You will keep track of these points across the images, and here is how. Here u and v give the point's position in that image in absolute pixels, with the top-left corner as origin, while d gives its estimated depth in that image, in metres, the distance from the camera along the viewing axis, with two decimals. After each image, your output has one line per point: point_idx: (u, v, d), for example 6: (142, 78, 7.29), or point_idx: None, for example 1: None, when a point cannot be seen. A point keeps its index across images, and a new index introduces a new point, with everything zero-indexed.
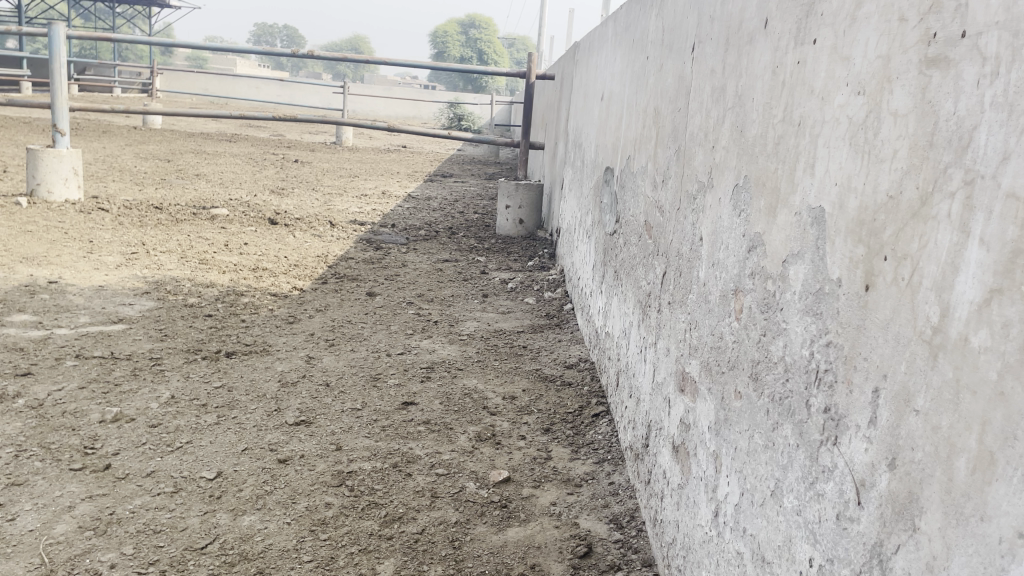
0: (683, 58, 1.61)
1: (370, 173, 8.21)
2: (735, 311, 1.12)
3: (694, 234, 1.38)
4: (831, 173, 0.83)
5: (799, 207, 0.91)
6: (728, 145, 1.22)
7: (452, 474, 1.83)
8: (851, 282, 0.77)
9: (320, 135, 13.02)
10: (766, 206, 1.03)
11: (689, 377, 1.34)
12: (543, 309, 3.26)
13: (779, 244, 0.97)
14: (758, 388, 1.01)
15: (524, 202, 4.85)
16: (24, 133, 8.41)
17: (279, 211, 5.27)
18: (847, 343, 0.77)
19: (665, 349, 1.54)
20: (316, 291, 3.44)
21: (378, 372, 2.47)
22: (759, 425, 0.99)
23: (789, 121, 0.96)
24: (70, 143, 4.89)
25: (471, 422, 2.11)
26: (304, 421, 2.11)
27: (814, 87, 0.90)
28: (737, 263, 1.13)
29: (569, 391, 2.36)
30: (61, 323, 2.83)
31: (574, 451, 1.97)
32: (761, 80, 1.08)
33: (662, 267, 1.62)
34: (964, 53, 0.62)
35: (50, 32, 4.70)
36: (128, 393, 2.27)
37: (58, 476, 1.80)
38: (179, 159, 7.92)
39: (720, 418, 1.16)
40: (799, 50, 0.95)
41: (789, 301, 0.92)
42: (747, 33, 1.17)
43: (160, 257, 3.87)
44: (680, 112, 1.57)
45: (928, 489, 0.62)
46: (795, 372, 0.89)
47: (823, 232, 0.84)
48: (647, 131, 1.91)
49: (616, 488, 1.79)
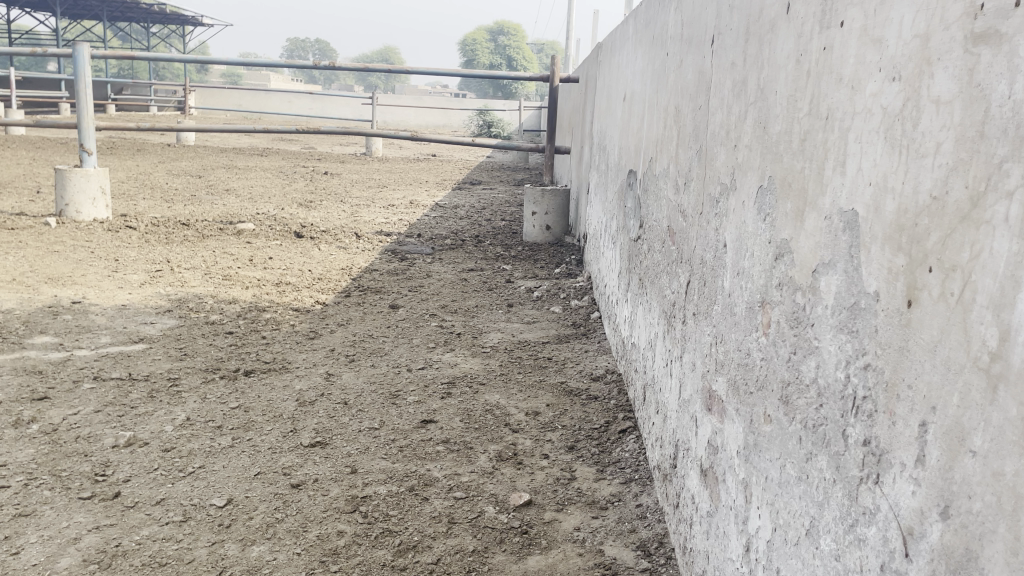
0: (702, 52, 1.51)
1: (397, 182, 8.17)
2: (763, 325, 1.01)
3: (717, 240, 1.28)
4: (863, 171, 0.73)
5: (829, 210, 0.81)
6: (751, 143, 1.12)
7: (471, 498, 1.74)
8: (890, 298, 0.67)
9: (351, 146, 13.10)
10: (793, 210, 0.92)
11: (716, 396, 1.24)
12: (569, 318, 3.17)
13: (808, 251, 0.86)
14: (788, 412, 0.91)
15: (550, 208, 4.76)
16: (60, 154, 8.54)
17: (305, 224, 5.24)
18: (888, 367, 0.67)
19: (691, 364, 1.43)
20: (338, 305, 3.38)
21: (397, 389, 2.39)
22: (791, 454, 0.89)
23: (816, 114, 0.86)
24: (97, 163, 4.90)
25: (492, 440, 2.03)
26: (319, 442, 2.03)
27: (842, 75, 0.80)
28: (764, 272, 1.03)
29: (595, 405, 2.26)
30: (81, 344, 2.80)
31: (599, 470, 1.87)
32: (784, 71, 0.99)
33: (685, 275, 1.52)
34: (1018, 25, 0.52)
35: (75, 52, 4.71)
36: (143, 416, 2.22)
37: (67, 505, 1.74)
38: (210, 175, 7.98)
39: (748, 442, 1.06)
40: (824, 35, 0.85)
41: (821, 316, 0.82)
42: (768, 21, 1.07)
43: (184, 274, 3.84)
44: (701, 109, 1.47)
45: (990, 550, 0.52)
46: (830, 398, 0.79)
47: (857, 239, 0.74)
48: (668, 131, 1.81)
49: (644, 511, 1.69)
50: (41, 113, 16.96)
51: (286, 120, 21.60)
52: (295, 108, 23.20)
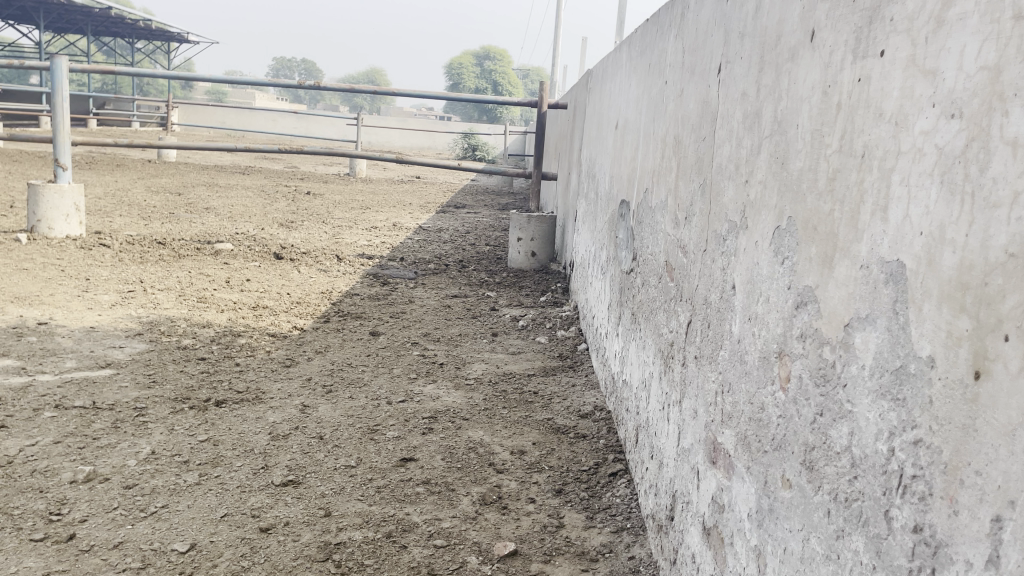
0: (706, 80, 1.43)
1: (381, 204, 8.07)
2: (781, 379, 0.93)
3: (725, 281, 1.19)
4: (912, 219, 0.65)
5: (865, 258, 0.73)
6: (766, 179, 1.03)
7: (452, 546, 1.64)
8: (950, 366, 0.58)
9: (334, 166, 13.03)
10: (818, 255, 0.84)
11: (722, 449, 1.15)
12: (555, 350, 3.07)
13: (839, 302, 0.78)
14: (813, 480, 0.82)
15: (536, 234, 4.67)
16: (36, 168, 8.38)
17: (285, 245, 5.12)
18: (947, 446, 0.58)
19: (692, 411, 1.34)
20: (316, 331, 3.27)
21: (376, 424, 2.28)
22: (816, 529, 0.80)
23: (848, 151, 0.78)
24: (71, 178, 4.77)
25: (475, 482, 1.92)
26: (291, 481, 1.92)
27: (882, 110, 0.72)
28: (781, 321, 0.94)
29: (584, 444, 2.16)
30: (45, 368, 2.67)
31: (589, 517, 1.77)
32: (808, 102, 0.90)
33: (686, 314, 1.43)
34: None
35: (52, 65, 4.59)
36: (105, 449, 2.09)
37: (16, 548, 1.61)
38: (189, 192, 7.84)
39: (762, 506, 0.96)
40: (859, 65, 0.77)
41: (855, 376, 0.73)
42: (788, 48, 0.99)
43: (157, 296, 3.71)
44: (705, 140, 1.39)
45: None
46: (867, 470, 0.70)
47: (901, 294, 0.66)
48: (666, 162, 1.74)
49: (637, 564, 1.59)
50: (21, 127, 16.73)
51: (270, 140, 21.52)
52: (278, 126, 23.04)
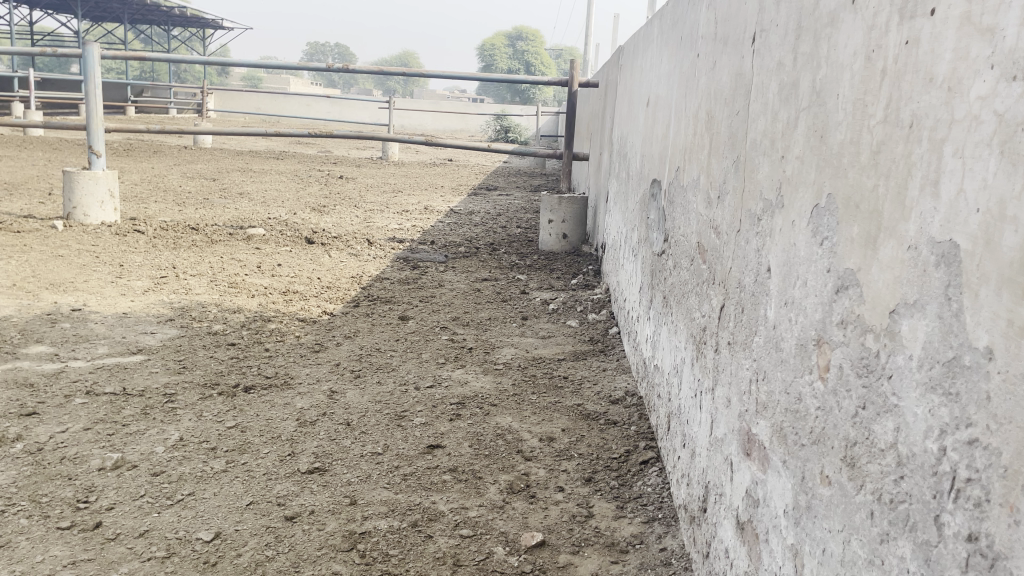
0: (739, 51, 1.36)
1: (414, 187, 8.05)
2: (820, 368, 0.87)
3: (759, 263, 1.13)
4: (967, 194, 0.59)
5: (913, 239, 0.66)
6: (804, 155, 0.97)
7: (478, 536, 1.60)
8: (1011, 360, 0.53)
9: (368, 150, 13.05)
10: (861, 234, 0.78)
11: (756, 441, 1.09)
12: (586, 334, 3.02)
13: (883, 287, 0.72)
14: (854, 478, 0.76)
15: (568, 216, 4.60)
16: (75, 155, 8.48)
17: (316, 229, 5.11)
18: (1008, 447, 0.53)
19: (725, 400, 1.28)
20: (346, 316, 3.25)
21: (404, 410, 2.24)
22: (858, 531, 0.74)
23: (894, 122, 0.72)
24: (106, 165, 4.80)
25: (503, 470, 1.88)
26: (317, 468, 1.90)
27: (933, 74, 0.65)
28: (820, 306, 0.88)
29: (615, 431, 2.11)
30: (77, 355, 2.68)
31: (619, 506, 1.73)
32: (850, 70, 0.84)
33: (719, 298, 1.37)
34: None
35: (85, 52, 4.61)
36: (134, 436, 2.08)
37: (43, 536, 1.61)
38: (224, 178, 7.88)
39: (799, 503, 0.91)
40: (906, 26, 0.71)
41: (902, 367, 0.67)
42: (828, 12, 0.92)
43: (189, 281, 3.72)
44: (739, 115, 1.32)
45: None
46: (915, 472, 0.64)
47: (953, 278, 0.60)
48: (698, 139, 1.66)
49: (669, 556, 1.54)
50: (63, 115, 17.03)
51: (304, 125, 21.62)
52: (311, 110, 23.14)
